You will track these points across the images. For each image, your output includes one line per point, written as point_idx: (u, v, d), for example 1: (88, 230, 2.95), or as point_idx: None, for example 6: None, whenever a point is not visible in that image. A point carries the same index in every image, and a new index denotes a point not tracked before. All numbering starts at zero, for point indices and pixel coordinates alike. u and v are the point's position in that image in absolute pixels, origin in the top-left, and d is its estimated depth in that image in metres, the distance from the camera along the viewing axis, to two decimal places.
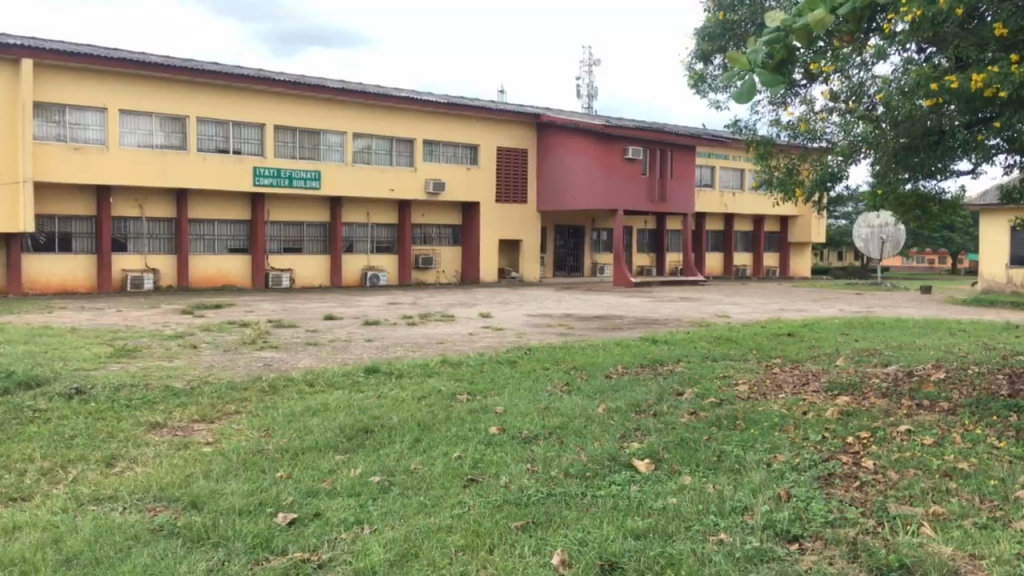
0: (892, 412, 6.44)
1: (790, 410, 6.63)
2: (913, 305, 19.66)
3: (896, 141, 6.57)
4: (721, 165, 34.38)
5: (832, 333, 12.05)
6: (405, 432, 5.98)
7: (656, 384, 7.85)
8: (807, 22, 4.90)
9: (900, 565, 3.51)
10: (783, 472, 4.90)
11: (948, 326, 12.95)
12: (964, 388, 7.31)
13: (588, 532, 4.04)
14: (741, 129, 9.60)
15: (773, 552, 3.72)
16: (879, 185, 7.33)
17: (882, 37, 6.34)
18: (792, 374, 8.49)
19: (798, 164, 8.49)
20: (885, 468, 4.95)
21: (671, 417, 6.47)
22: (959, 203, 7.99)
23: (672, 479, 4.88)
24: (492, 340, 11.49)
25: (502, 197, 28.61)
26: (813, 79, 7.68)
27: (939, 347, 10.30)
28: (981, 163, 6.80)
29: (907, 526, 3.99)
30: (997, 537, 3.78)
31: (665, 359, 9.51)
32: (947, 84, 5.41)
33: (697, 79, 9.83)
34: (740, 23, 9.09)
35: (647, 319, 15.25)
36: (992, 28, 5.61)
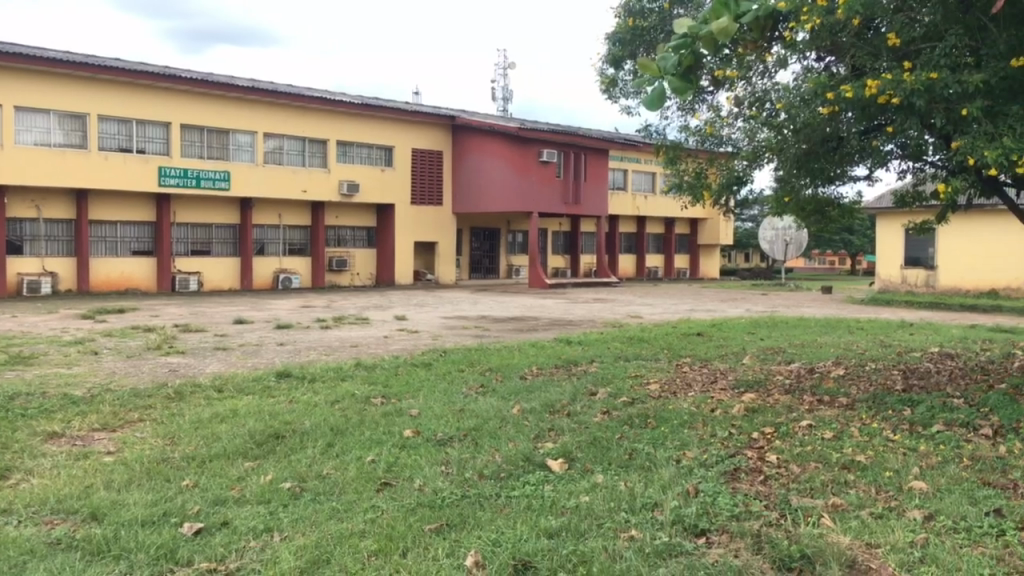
0: (794, 408, 6.67)
1: (699, 407, 6.80)
2: (815, 305, 20.42)
3: (797, 147, 6.82)
4: (633, 169, 35.02)
5: (740, 332, 12.39)
6: (317, 437, 5.91)
7: (570, 385, 7.94)
8: (712, 31, 5.05)
9: (801, 556, 3.65)
10: (692, 468, 5.03)
11: (847, 325, 13.47)
12: (861, 384, 7.64)
13: (502, 532, 4.06)
14: (652, 133, 9.82)
15: (681, 546, 3.81)
16: (782, 189, 7.58)
17: (783, 46, 6.57)
18: (701, 373, 8.71)
19: (706, 169, 8.70)
20: (788, 462, 5.12)
21: (584, 417, 6.56)
22: (855, 208, 8.35)
23: (585, 479, 4.94)
24: (407, 343, 11.44)
25: (417, 199, 28.47)
26: (718, 86, 7.91)
27: (840, 345, 10.69)
28: (876, 169, 7.11)
29: (808, 518, 4.14)
30: (892, 526, 3.95)
31: (579, 360, 9.63)
32: (843, 92, 5.62)
33: (608, 84, 9.99)
34: (650, 30, 9.30)
35: (562, 319, 15.40)
36: (885, 38, 5.87)
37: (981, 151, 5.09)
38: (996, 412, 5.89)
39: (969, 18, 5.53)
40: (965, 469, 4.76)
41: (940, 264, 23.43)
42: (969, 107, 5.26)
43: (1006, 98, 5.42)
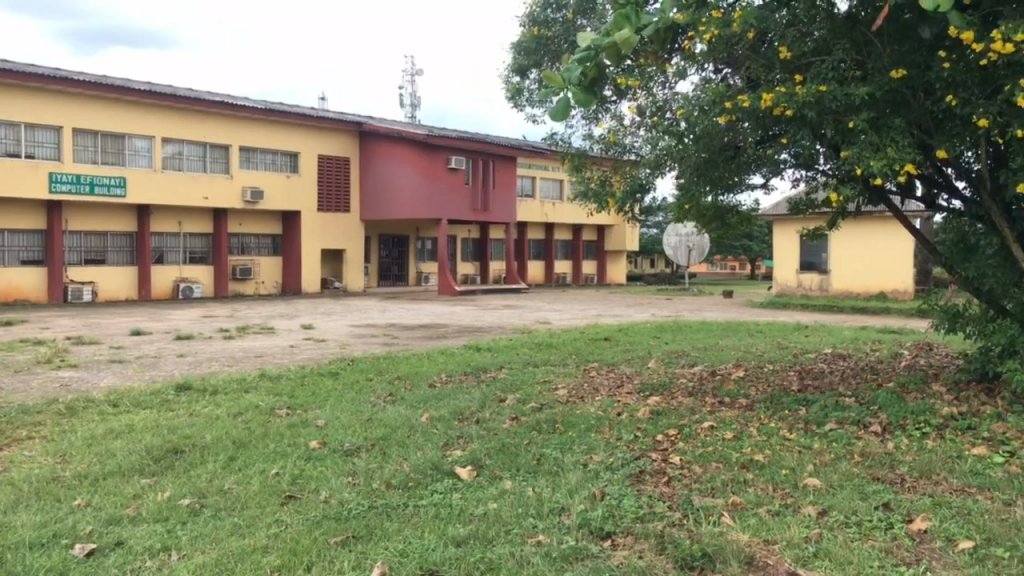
0: (696, 410, 6.85)
1: (606, 412, 6.92)
2: (717, 309, 21.01)
3: (698, 155, 7.01)
4: (540, 176, 35.34)
5: (645, 337, 12.64)
6: (219, 451, 5.76)
7: (479, 392, 7.96)
8: (615, 42, 5.15)
9: (703, 554, 3.75)
10: (598, 472, 5.10)
11: (746, 328, 13.90)
12: (760, 385, 7.90)
13: (409, 542, 4.04)
14: (558, 141, 9.98)
15: (587, 550, 3.86)
16: (684, 196, 7.78)
17: (683, 56, 6.74)
18: (608, 377, 8.85)
19: (610, 176, 8.86)
20: (690, 463, 5.25)
21: (493, 423, 6.59)
22: (752, 215, 8.63)
23: (493, 485, 4.96)
24: (314, 352, 11.26)
25: (324, 206, 28.05)
26: (621, 95, 8.08)
27: (740, 348, 11.03)
28: (772, 177, 7.36)
29: (709, 517, 4.25)
30: (788, 522, 4.09)
31: (489, 366, 9.65)
32: (738, 102, 5.79)
33: (514, 92, 10.08)
34: (554, 39, 9.43)
35: (471, 326, 15.42)
36: (778, 51, 6.07)
37: (867, 161, 5.31)
38: (884, 410, 6.16)
39: (855, 34, 5.82)
40: (856, 465, 4.97)
41: (832, 268, 24.42)
42: (856, 119, 5.49)
43: (890, 110, 5.69)
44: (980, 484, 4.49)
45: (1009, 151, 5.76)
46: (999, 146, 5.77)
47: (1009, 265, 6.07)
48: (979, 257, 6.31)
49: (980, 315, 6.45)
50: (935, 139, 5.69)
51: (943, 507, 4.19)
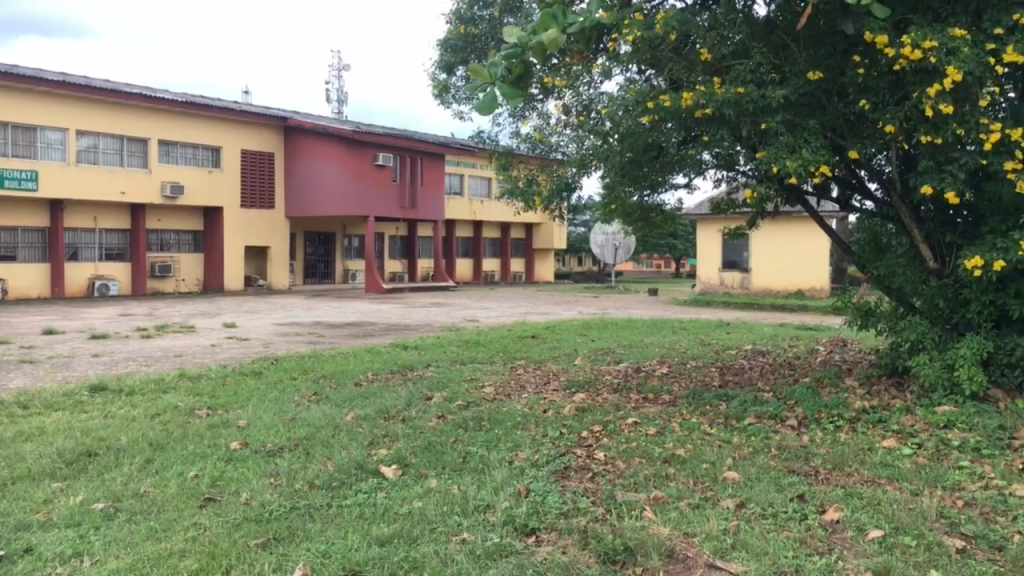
0: (621, 406, 6.94)
1: (532, 409, 6.95)
2: (642, 307, 21.34)
3: (622, 154, 7.10)
4: (469, 174, 35.32)
5: (572, 335, 12.75)
6: (135, 453, 5.60)
7: (406, 390, 7.92)
8: (540, 40, 5.18)
9: (624, 549, 3.80)
10: (523, 469, 5.12)
11: (671, 325, 14.14)
12: (683, 381, 8.05)
13: (331, 542, 4.00)
14: (484, 140, 10.00)
15: (511, 546, 3.88)
16: (609, 195, 7.89)
17: (607, 57, 6.84)
18: (535, 374, 8.89)
19: (537, 175, 8.89)
20: (614, 459, 5.32)
21: (419, 422, 6.56)
22: (676, 215, 8.78)
23: (418, 484, 4.94)
24: (236, 351, 11.01)
25: (247, 202, 27.49)
26: (547, 93, 8.15)
27: (664, 345, 11.21)
28: (695, 176, 7.49)
29: (631, 511, 4.31)
30: (707, 515, 4.18)
31: (415, 365, 9.58)
32: (660, 102, 5.89)
33: (441, 89, 10.06)
34: (480, 37, 9.46)
35: (399, 325, 15.30)
36: (699, 53, 6.20)
37: (784, 161, 5.46)
38: (800, 405, 6.34)
39: (773, 38, 6.01)
40: (773, 459, 5.11)
41: (753, 266, 24.99)
42: (773, 120, 5.64)
43: (806, 113, 5.87)
44: (889, 475, 4.66)
45: (916, 154, 6.00)
46: (907, 150, 6.01)
47: (916, 265, 6.33)
48: (889, 257, 6.56)
49: (890, 312, 6.70)
50: (848, 142, 5.89)
51: (854, 497, 4.33)
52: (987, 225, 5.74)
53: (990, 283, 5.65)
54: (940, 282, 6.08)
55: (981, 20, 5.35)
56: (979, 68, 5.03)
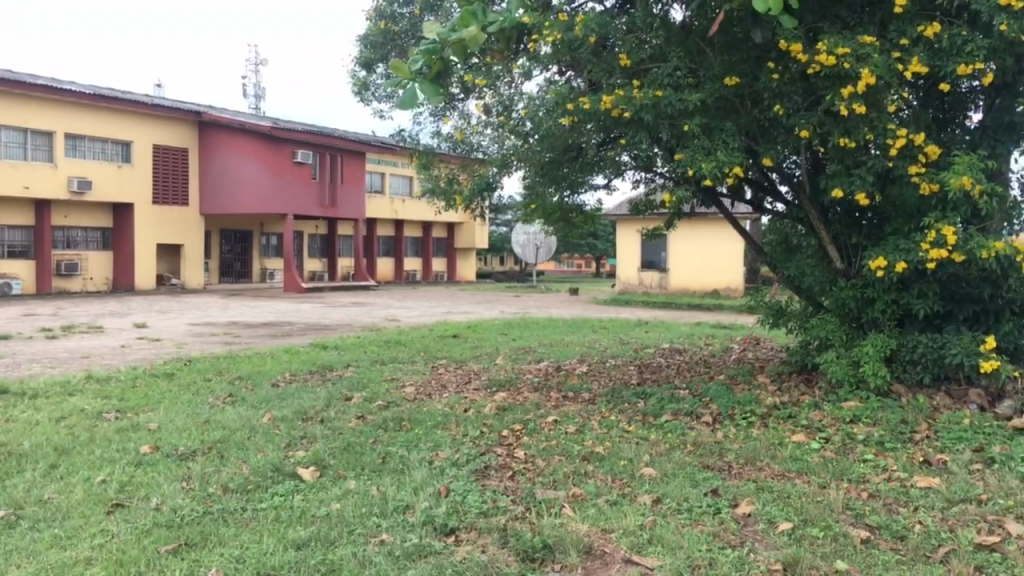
0: (541, 404, 6.99)
1: (453, 408, 6.94)
2: (563, 306, 21.53)
3: (542, 154, 7.15)
4: (390, 173, 34.99)
5: (493, 334, 12.77)
6: (38, 458, 5.38)
7: (324, 390, 7.82)
8: (461, 38, 5.19)
9: (542, 546, 3.83)
10: (443, 468, 5.11)
11: (591, 324, 14.30)
12: (602, 379, 8.16)
13: (245, 547, 3.91)
14: (405, 137, 9.95)
15: (430, 546, 3.86)
16: (530, 195, 7.93)
17: (527, 57, 6.89)
18: (455, 374, 8.88)
19: (459, 174, 8.84)
20: (533, 457, 5.35)
21: (338, 422, 6.48)
22: (595, 216, 8.88)
23: (336, 485, 4.88)
24: (147, 352, 10.69)
25: (160, 199, 26.69)
26: (468, 93, 8.18)
27: (584, 344, 11.33)
28: (614, 178, 7.59)
29: (550, 509, 4.35)
30: (624, 511, 4.24)
31: (334, 365, 9.47)
32: (580, 103, 5.94)
33: (361, 86, 9.97)
34: (401, 34, 9.42)
35: (318, 324, 15.09)
36: (618, 56, 6.29)
37: (700, 164, 5.57)
38: (715, 401, 6.50)
39: (689, 43, 6.14)
40: (688, 454, 5.21)
41: (671, 266, 25.44)
42: (690, 123, 5.74)
43: (721, 116, 6.00)
44: (799, 468, 4.81)
45: (825, 158, 6.21)
46: (816, 154, 6.20)
47: (825, 266, 6.56)
48: (799, 258, 6.81)
49: (801, 311, 6.93)
50: (761, 145, 6.06)
51: (765, 491, 4.46)
52: (890, 227, 5.96)
53: (893, 282, 5.88)
54: (846, 283, 6.31)
55: (887, 31, 5.56)
56: (887, 73, 5.23)
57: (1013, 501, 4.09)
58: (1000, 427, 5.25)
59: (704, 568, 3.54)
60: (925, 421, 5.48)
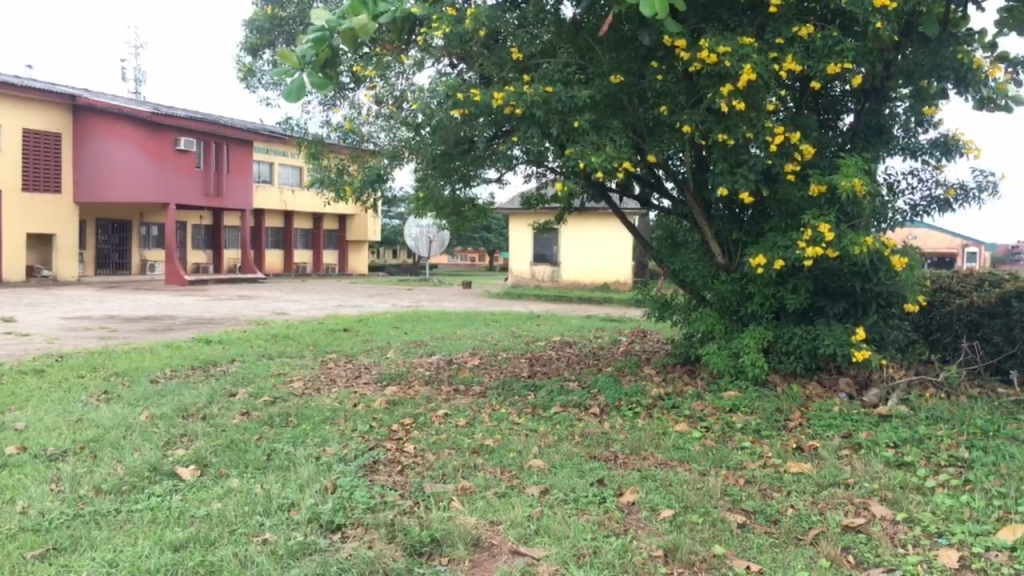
0: (433, 398, 6.96)
1: (341, 403, 6.82)
2: (455, 299, 21.48)
3: (435, 147, 7.11)
4: (278, 163, 34.00)
5: (385, 327, 12.63)
6: None
7: (207, 386, 7.56)
8: (351, 27, 5.09)
9: (430, 540, 3.81)
10: (331, 464, 5.01)
11: (483, 318, 14.31)
12: (493, 372, 8.20)
13: (119, 550, 3.74)
14: (292, 126, 9.73)
15: (315, 543, 3.78)
16: (422, 188, 7.87)
17: (419, 49, 6.86)
18: (346, 368, 8.73)
19: (348, 166, 8.71)
20: (423, 451, 5.32)
21: (221, 419, 6.28)
22: (488, 209, 8.90)
23: (218, 484, 4.73)
24: (14, 347, 10.08)
25: (31, 186, 25.22)
26: (358, 83, 8.09)
27: (476, 337, 11.32)
28: (505, 172, 7.62)
29: (439, 503, 4.33)
30: (513, 503, 4.27)
31: (218, 360, 9.17)
32: (471, 96, 5.93)
33: (246, 72, 9.69)
34: (288, 20, 9.20)
35: (202, 318, 14.57)
36: (509, 50, 6.32)
37: (589, 159, 5.63)
38: (603, 393, 6.61)
39: (579, 40, 6.22)
40: (575, 445, 5.29)
41: (562, 260, 25.80)
42: (580, 119, 5.81)
43: (609, 113, 6.08)
44: (680, 457, 4.94)
45: (708, 157, 6.40)
46: (700, 152, 6.38)
47: (707, 260, 6.79)
48: (684, 252, 7.03)
49: (685, 304, 7.13)
50: (647, 143, 6.18)
51: (649, 479, 4.57)
52: (769, 223, 6.18)
53: (772, 275, 6.12)
54: (728, 277, 6.54)
55: (765, 33, 5.76)
56: (766, 74, 5.42)
57: (878, 484, 4.31)
58: (866, 414, 5.54)
59: (589, 557, 3.60)
60: (799, 409, 5.72)
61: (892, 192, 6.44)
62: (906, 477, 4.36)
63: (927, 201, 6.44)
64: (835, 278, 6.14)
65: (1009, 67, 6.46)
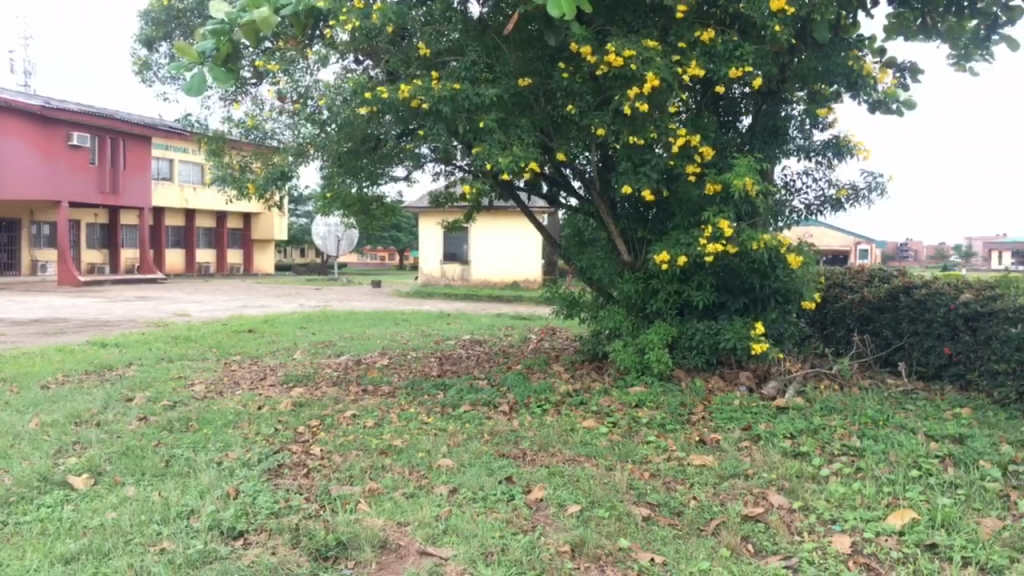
0: (340, 399, 6.85)
1: (246, 406, 6.64)
2: (364, 298, 21.20)
3: (341, 144, 6.99)
4: (179, 159, 32.98)
5: (291, 328, 12.37)
6: None
7: (102, 391, 7.25)
8: (252, 20, 4.95)
9: (337, 544, 3.74)
10: (233, 470, 4.87)
11: (393, 317, 14.16)
12: (402, 371, 8.13)
13: (5, 565, 3.56)
14: (190, 121, 9.42)
15: (217, 551, 3.67)
16: (328, 186, 7.74)
17: (325, 44, 6.75)
18: (250, 370, 8.52)
19: (251, 163, 8.50)
20: (330, 453, 5.22)
21: (116, 425, 6.03)
22: (396, 208, 8.81)
23: (114, 493, 4.54)
24: None
25: None
26: (261, 78, 7.91)
27: (385, 336, 11.20)
28: (413, 170, 7.55)
29: (346, 505, 4.25)
30: (422, 503, 4.23)
31: (114, 364, 8.81)
32: (379, 93, 5.85)
33: (141, 66, 9.32)
34: (186, 13, 8.91)
35: (97, 320, 13.99)
36: (416, 47, 6.28)
37: (497, 158, 5.63)
38: (512, 390, 6.63)
39: (486, 39, 6.23)
40: (484, 444, 5.28)
41: (473, 259, 25.73)
42: (487, 118, 5.81)
43: (516, 112, 6.10)
44: (588, 452, 4.99)
45: (614, 156, 6.49)
46: (605, 151, 6.45)
47: (613, 258, 6.88)
48: (591, 250, 7.11)
49: (592, 302, 7.21)
50: (555, 141, 6.22)
51: (557, 476, 4.60)
52: (673, 222, 6.30)
53: (675, 272, 6.24)
54: (634, 275, 6.65)
55: (668, 35, 5.87)
56: (669, 77, 5.52)
57: (776, 474, 4.44)
58: (765, 406, 5.71)
59: (497, 555, 3.59)
60: (701, 403, 5.86)
61: (788, 191, 6.66)
62: (802, 467, 4.51)
63: (821, 201, 6.67)
64: (735, 275, 6.31)
65: (896, 71, 6.76)
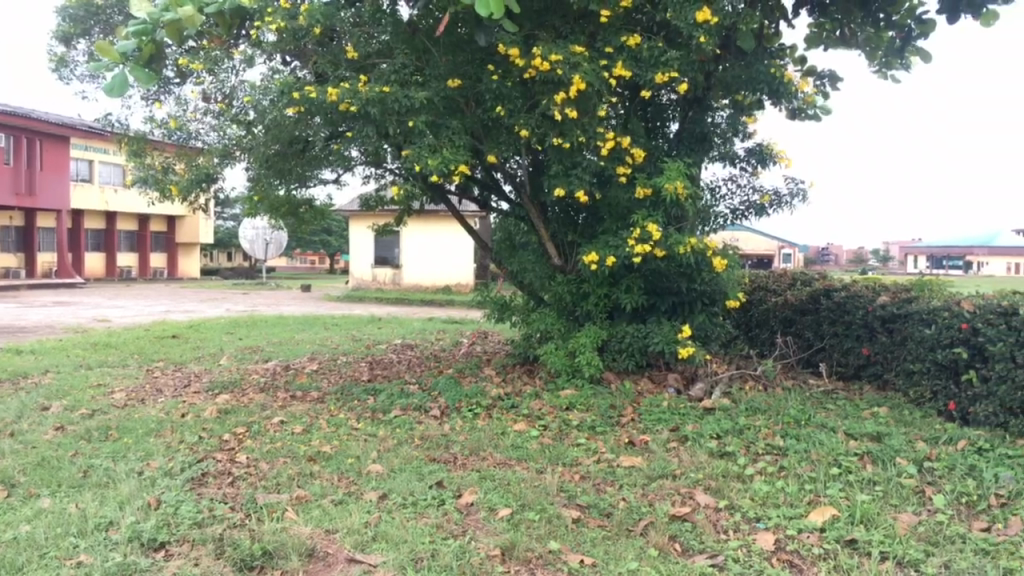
0: (268, 405, 6.71)
1: (168, 414, 6.46)
2: (294, 303, 20.86)
3: (268, 146, 6.86)
4: (99, 160, 31.99)
5: (217, 333, 12.10)
6: None
7: (16, 400, 6.96)
8: (175, 18, 4.81)
9: (262, 553, 3.66)
10: (154, 479, 4.73)
11: (322, 322, 13.99)
12: (332, 376, 8.01)
13: None
14: (110, 121, 9.14)
15: (136, 563, 3.55)
16: (256, 188, 7.59)
17: (251, 44, 6.62)
18: (174, 377, 8.29)
19: (174, 164, 8.30)
20: (257, 461, 5.12)
21: (30, 435, 5.80)
22: (326, 210, 8.69)
23: (28, 505, 4.36)
24: None
25: None
26: (184, 78, 7.73)
27: (314, 341, 11.03)
28: (342, 172, 7.46)
29: (272, 514, 4.17)
30: (351, 510, 4.17)
31: (30, 372, 8.47)
32: (308, 94, 5.76)
33: (58, 63, 9.01)
34: (106, 9, 8.66)
35: (10, 327, 13.45)
36: (344, 49, 6.21)
37: (427, 160, 5.61)
38: (443, 395, 6.59)
39: (415, 41, 6.18)
40: (415, 449, 5.24)
41: (403, 262, 25.58)
42: (418, 121, 5.78)
43: (447, 115, 6.08)
44: (519, 456, 5.00)
45: (544, 160, 6.52)
46: (535, 156, 6.48)
47: (544, 262, 6.90)
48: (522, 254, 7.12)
49: (523, 305, 7.23)
50: (485, 145, 6.21)
51: (488, 479, 4.59)
52: (602, 226, 6.36)
53: (605, 275, 6.30)
54: (565, 279, 6.70)
55: (595, 40, 5.92)
56: (596, 81, 5.57)
57: (702, 473, 4.52)
58: (693, 407, 5.81)
59: (427, 561, 3.56)
60: (631, 405, 5.93)
61: (713, 196, 6.79)
62: (727, 466, 4.59)
63: (745, 206, 6.82)
64: (663, 279, 6.39)
65: (816, 79, 6.95)
